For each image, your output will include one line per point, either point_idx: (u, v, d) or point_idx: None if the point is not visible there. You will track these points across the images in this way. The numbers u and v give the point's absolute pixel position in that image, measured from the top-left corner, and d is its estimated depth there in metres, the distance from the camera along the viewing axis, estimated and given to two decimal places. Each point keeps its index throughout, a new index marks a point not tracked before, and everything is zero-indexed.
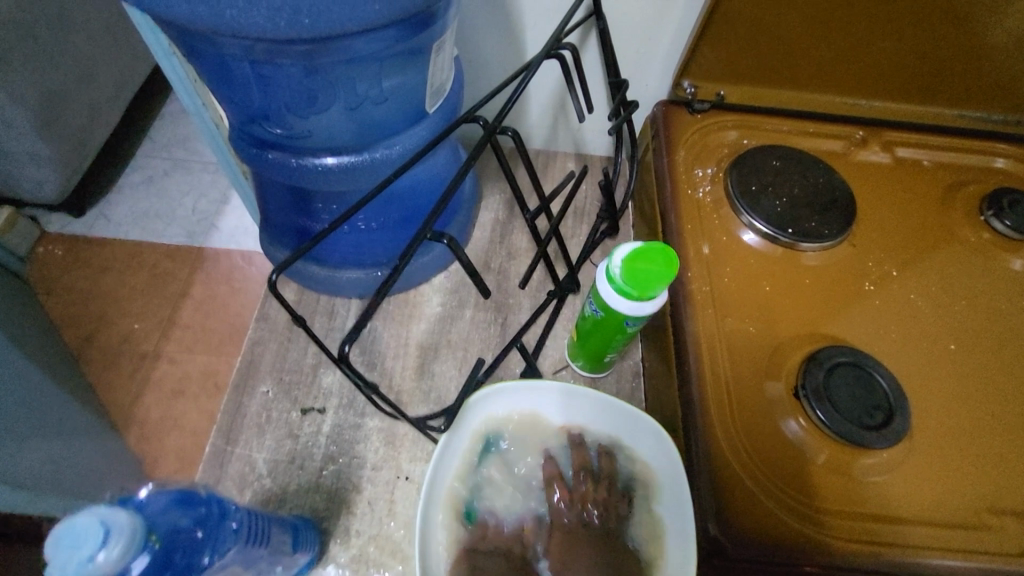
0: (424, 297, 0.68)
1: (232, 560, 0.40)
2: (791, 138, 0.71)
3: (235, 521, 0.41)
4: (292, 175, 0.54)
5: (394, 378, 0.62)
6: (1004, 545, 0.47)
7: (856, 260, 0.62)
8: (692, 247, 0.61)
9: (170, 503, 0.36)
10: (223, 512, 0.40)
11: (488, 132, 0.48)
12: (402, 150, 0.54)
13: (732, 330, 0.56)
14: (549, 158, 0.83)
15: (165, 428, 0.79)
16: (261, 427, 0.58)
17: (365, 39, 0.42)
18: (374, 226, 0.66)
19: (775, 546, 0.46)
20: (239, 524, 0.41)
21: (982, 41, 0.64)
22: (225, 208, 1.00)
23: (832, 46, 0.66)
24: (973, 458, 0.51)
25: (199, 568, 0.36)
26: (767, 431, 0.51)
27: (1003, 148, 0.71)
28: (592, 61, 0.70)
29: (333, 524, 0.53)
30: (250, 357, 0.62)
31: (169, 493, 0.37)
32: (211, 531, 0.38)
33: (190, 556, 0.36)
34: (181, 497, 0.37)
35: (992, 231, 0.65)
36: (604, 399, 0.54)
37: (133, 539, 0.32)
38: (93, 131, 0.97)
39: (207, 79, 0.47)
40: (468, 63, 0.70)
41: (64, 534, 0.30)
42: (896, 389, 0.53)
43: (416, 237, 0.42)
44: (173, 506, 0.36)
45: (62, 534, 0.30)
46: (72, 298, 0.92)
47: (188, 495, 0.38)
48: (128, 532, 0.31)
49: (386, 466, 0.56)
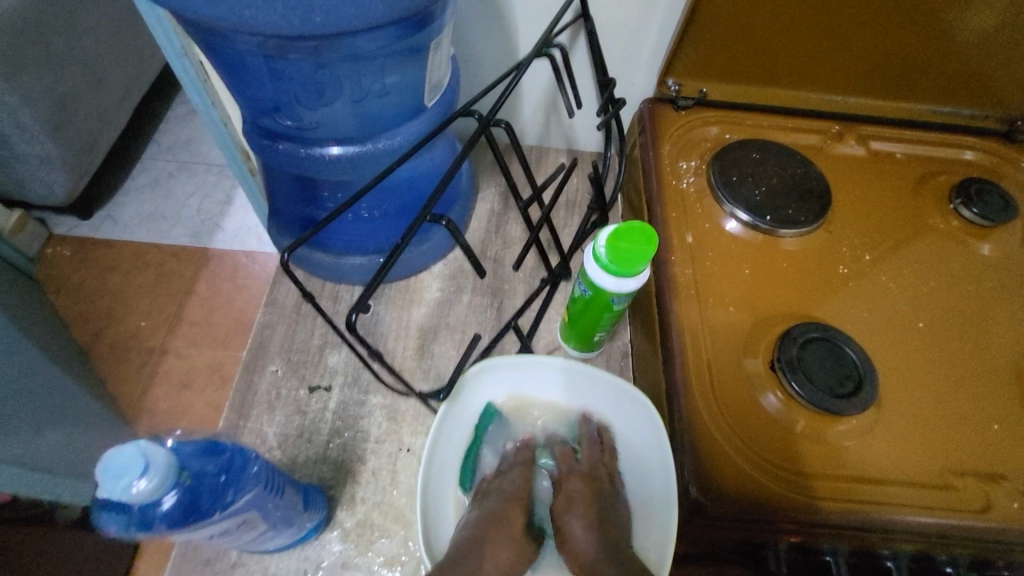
0: (425, 283, 0.72)
1: (252, 504, 0.44)
2: (771, 133, 0.75)
3: (255, 467, 0.44)
4: (300, 165, 0.58)
5: (396, 358, 0.66)
6: (966, 503, 0.51)
7: (831, 245, 0.66)
8: (676, 234, 0.65)
9: (195, 451, 0.40)
10: (244, 460, 0.43)
11: (482, 124, 0.52)
12: (402, 142, 0.58)
13: (713, 310, 0.60)
14: (542, 153, 0.87)
15: (174, 417, 0.83)
16: (271, 403, 0.61)
17: (369, 37, 0.46)
18: (376, 215, 0.70)
19: (753, 505, 0.49)
20: (259, 470, 0.45)
21: (947, 40, 0.68)
22: (229, 208, 1.04)
23: (807, 44, 0.70)
24: (937, 424, 0.55)
25: (223, 506, 0.40)
26: (746, 402, 0.54)
27: (970, 141, 0.76)
28: (580, 61, 0.74)
29: (339, 492, 0.57)
30: (259, 339, 0.66)
31: (195, 442, 0.41)
32: (233, 477, 0.42)
33: (214, 497, 0.40)
34: (208, 446, 0.41)
35: (961, 219, 0.69)
36: (598, 376, 0.58)
37: (167, 474, 0.36)
38: (101, 134, 1.00)
39: (223, 76, 0.51)
40: (463, 63, 0.74)
41: (109, 465, 0.34)
42: (865, 360, 0.57)
43: (417, 219, 0.46)
44: (200, 452, 0.40)
45: (106, 465, 0.34)
46: (82, 295, 0.95)
47: (214, 445, 0.42)
48: (163, 468, 0.35)
49: (389, 439, 0.60)
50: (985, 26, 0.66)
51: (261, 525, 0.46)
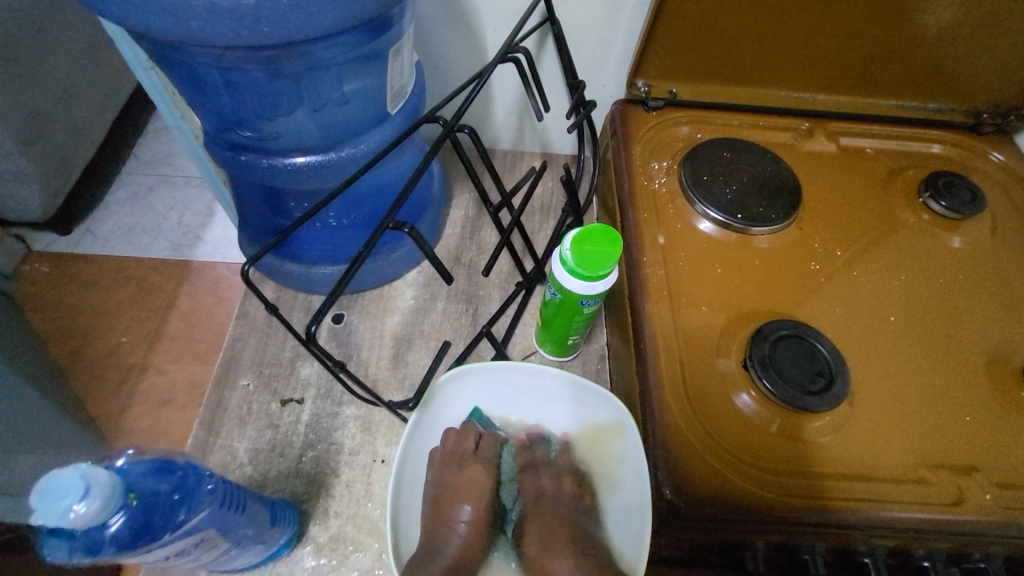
0: (398, 291, 0.71)
1: (206, 522, 0.43)
2: (742, 131, 0.75)
3: (209, 484, 0.43)
4: (264, 176, 0.57)
5: (369, 367, 0.65)
6: (939, 496, 0.51)
7: (803, 242, 0.66)
8: (648, 236, 0.64)
9: (148, 471, 0.39)
10: (198, 477, 0.43)
11: (446, 130, 0.52)
12: (366, 149, 0.58)
13: (685, 310, 0.60)
14: (516, 157, 0.87)
15: (153, 435, 0.81)
16: (242, 418, 0.61)
17: (325, 45, 0.47)
18: (345, 222, 0.69)
19: (727, 506, 0.49)
20: (214, 487, 0.44)
21: (909, 36, 0.69)
22: (210, 220, 1.03)
23: (775, 43, 0.71)
24: (908, 418, 0.55)
25: (175, 526, 0.40)
26: (719, 402, 0.54)
27: (939, 134, 0.76)
28: (550, 64, 0.74)
29: (313, 506, 0.56)
30: (231, 353, 0.65)
31: (147, 462, 0.40)
32: (186, 496, 0.41)
33: (167, 517, 0.39)
34: (160, 466, 0.40)
35: (930, 212, 0.69)
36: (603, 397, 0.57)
37: (111, 497, 0.35)
38: (76, 148, 0.99)
39: (181, 89, 0.50)
40: (433, 69, 0.74)
41: (49, 488, 0.33)
42: (837, 356, 0.57)
43: (379, 227, 0.46)
44: (150, 473, 0.39)
45: (46, 487, 0.34)
46: (59, 312, 0.93)
47: (167, 463, 0.41)
48: (106, 490, 0.35)
49: (363, 451, 0.59)
50: (946, 21, 0.67)
51: (224, 543, 0.45)
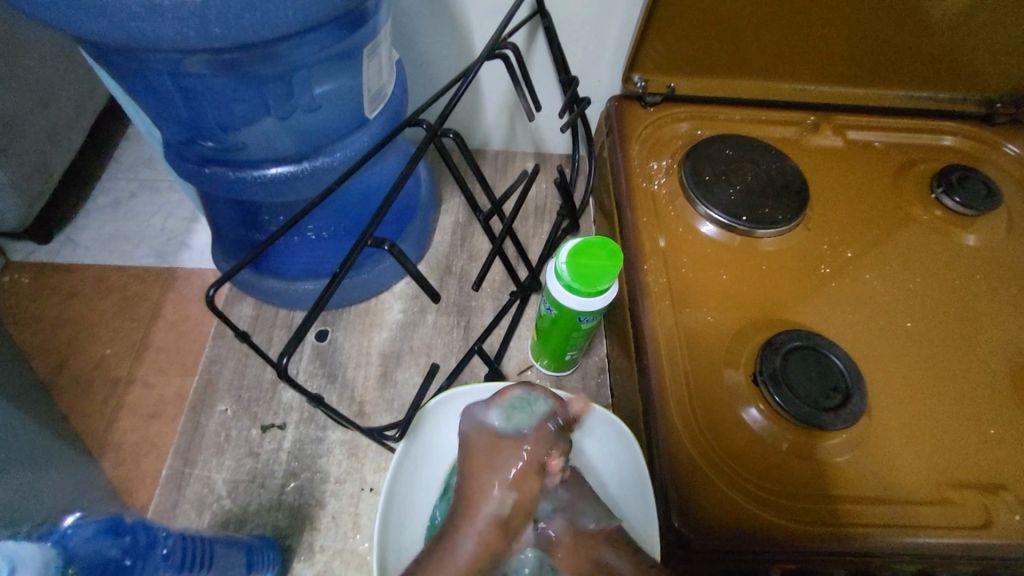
0: (386, 304, 0.67)
1: None
2: (744, 127, 0.71)
3: (164, 548, 0.44)
4: (234, 189, 0.52)
5: (357, 388, 0.62)
6: (964, 518, 0.48)
7: (811, 242, 0.63)
8: (648, 240, 0.61)
9: (97, 533, 0.41)
10: (150, 540, 0.43)
11: (429, 134, 0.48)
12: (343, 157, 0.54)
13: (690, 319, 0.56)
14: (508, 158, 0.83)
15: (141, 453, 0.76)
16: (220, 447, 0.58)
17: (291, 44, 0.43)
18: (325, 235, 0.67)
19: (738, 535, 0.46)
20: (169, 551, 0.44)
21: (918, 25, 0.66)
22: (194, 226, 0.98)
23: (778, 34, 0.67)
24: (928, 432, 0.52)
25: None
26: (729, 419, 0.51)
27: (952, 126, 0.73)
28: (540, 58, 0.70)
29: (296, 542, 0.53)
30: (208, 376, 0.62)
31: (94, 525, 0.41)
32: (136, 560, 0.42)
33: None
34: (107, 527, 0.41)
35: (943, 209, 0.66)
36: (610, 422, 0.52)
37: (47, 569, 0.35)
38: (53, 154, 0.93)
39: (137, 99, 0.46)
40: (419, 69, 0.70)
41: None
42: (852, 369, 0.53)
43: (356, 244, 0.42)
44: (98, 535, 0.40)
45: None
46: (40, 325, 0.88)
47: (115, 525, 0.42)
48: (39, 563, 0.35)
49: (349, 479, 0.56)
50: (956, 9, 0.64)
51: None
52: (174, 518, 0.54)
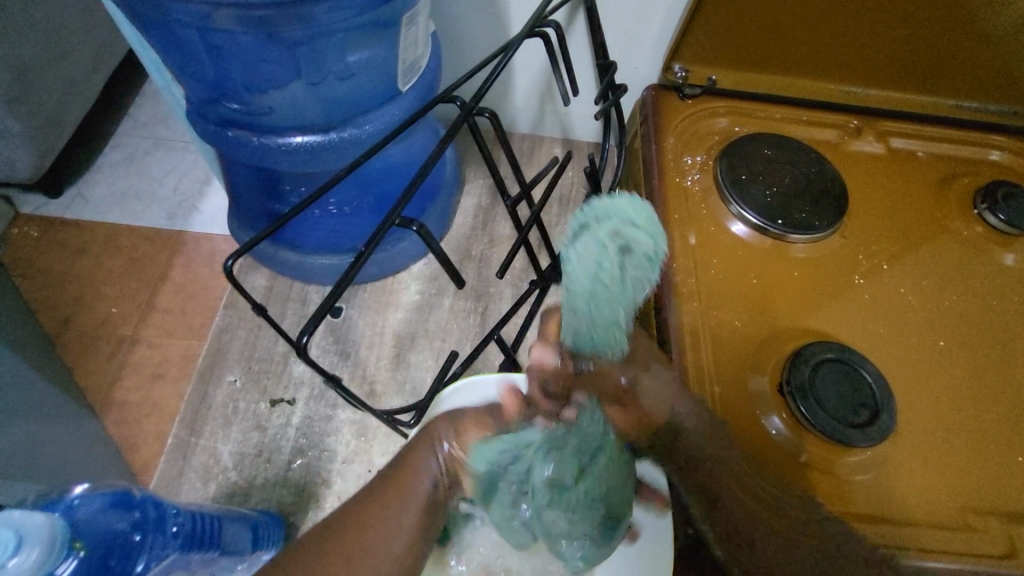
0: (403, 285, 0.66)
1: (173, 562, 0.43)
2: (786, 126, 0.68)
3: (174, 525, 0.43)
4: (257, 155, 0.51)
5: (369, 367, 0.61)
6: (985, 545, 0.47)
7: (846, 251, 0.61)
8: (678, 237, 0.59)
9: (105, 507, 0.40)
10: (160, 516, 0.43)
11: (464, 112, 0.45)
12: (372, 130, 0.52)
13: (717, 322, 0.54)
14: (536, 143, 0.81)
15: (144, 414, 0.76)
16: (227, 418, 0.58)
17: (326, 7, 0.41)
18: (346, 210, 0.65)
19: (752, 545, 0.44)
20: (180, 528, 0.44)
21: (977, 32, 0.62)
22: (207, 189, 0.95)
23: (826, 32, 0.64)
24: (955, 456, 0.50)
25: None
26: (750, 428, 0.49)
27: (1002, 139, 0.69)
28: (578, 41, 0.67)
29: (300, 519, 0.54)
30: (217, 346, 0.62)
31: (102, 497, 0.41)
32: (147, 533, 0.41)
33: (123, 562, 0.39)
34: (115, 501, 0.41)
35: (984, 225, 0.63)
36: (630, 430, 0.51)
37: (49, 546, 0.34)
38: (68, 106, 0.91)
39: (161, 53, 0.45)
40: (450, 43, 0.67)
41: None
42: (884, 386, 0.52)
43: (384, 222, 0.40)
44: (106, 509, 0.40)
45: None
46: (48, 278, 0.87)
47: (124, 498, 0.41)
48: (42, 541, 0.34)
49: (356, 460, 0.57)
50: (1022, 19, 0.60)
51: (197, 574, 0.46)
52: (179, 486, 0.55)
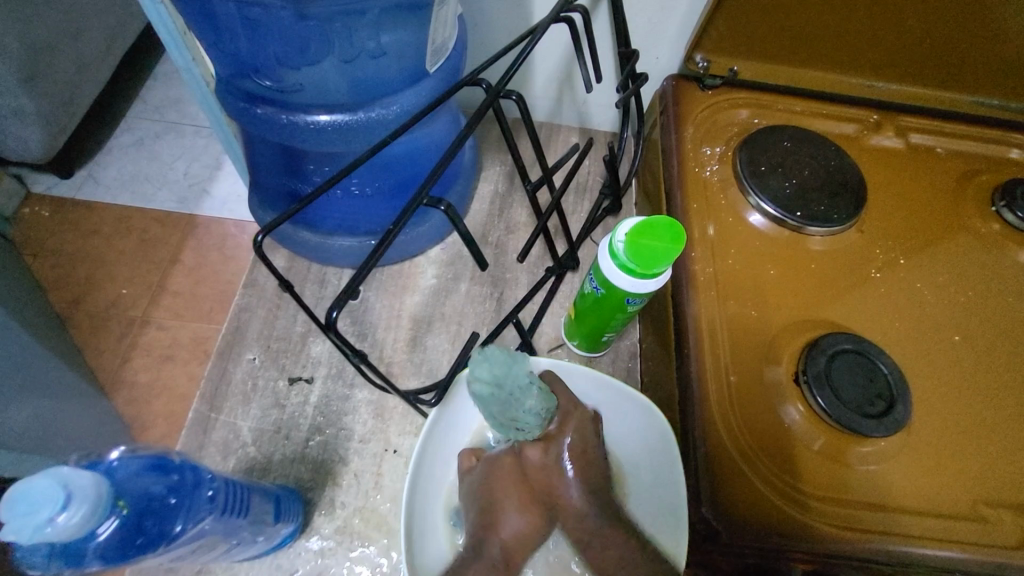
0: (420, 269, 0.66)
1: (206, 525, 0.43)
2: (805, 119, 0.69)
3: (209, 490, 0.44)
4: (284, 133, 0.51)
5: (385, 349, 0.62)
6: (995, 537, 0.47)
7: (864, 245, 0.61)
8: (698, 227, 0.59)
9: (142, 468, 0.40)
10: (196, 481, 0.43)
11: (490, 95, 0.45)
12: (399, 111, 0.52)
13: (734, 312, 0.54)
14: (553, 131, 0.81)
15: (154, 394, 0.76)
16: (246, 395, 0.59)
17: None
18: (368, 191, 0.65)
19: (765, 529, 0.45)
20: (213, 493, 0.44)
21: (1003, 29, 0.61)
22: (218, 173, 0.95)
23: (850, 25, 0.63)
24: (967, 449, 0.51)
25: (170, 536, 0.40)
26: (766, 416, 0.50)
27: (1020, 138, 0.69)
28: (601, 29, 0.67)
29: (318, 495, 0.55)
30: (236, 324, 0.63)
31: (142, 458, 0.40)
32: (183, 498, 0.41)
33: (162, 523, 0.39)
34: (154, 463, 0.41)
35: (1002, 223, 0.63)
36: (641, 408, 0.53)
37: (96, 504, 0.35)
38: (80, 87, 0.91)
39: (194, 28, 0.45)
40: (472, 28, 0.67)
41: (23, 498, 0.33)
42: (898, 377, 0.52)
43: (412, 202, 0.40)
44: (146, 470, 0.40)
45: (17, 497, 0.33)
46: (60, 257, 0.87)
47: (162, 461, 0.41)
48: (88, 499, 0.34)
49: (374, 439, 0.58)
50: None
51: (223, 541, 0.46)
52: (199, 459, 0.56)
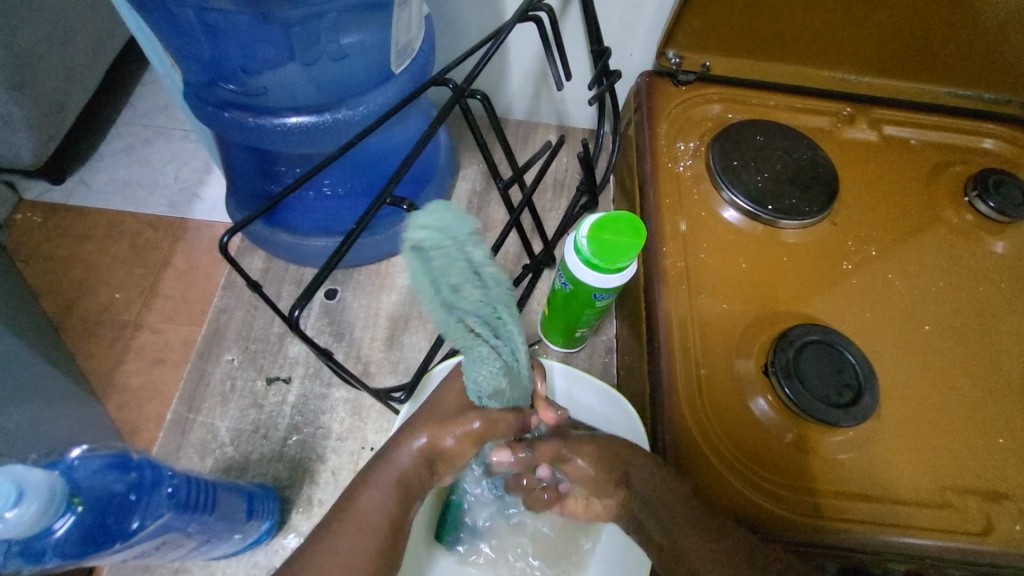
0: (397, 268, 0.67)
1: (170, 523, 0.44)
2: (778, 113, 0.69)
3: (170, 487, 0.45)
4: (252, 136, 0.52)
5: (363, 348, 0.62)
6: (963, 523, 0.48)
7: (837, 237, 0.61)
8: (669, 223, 0.59)
9: (102, 467, 0.41)
10: (157, 478, 0.44)
11: (455, 95, 0.46)
12: (364, 114, 0.52)
13: (706, 306, 0.55)
14: (530, 129, 0.81)
15: (146, 397, 0.77)
16: (224, 395, 0.60)
17: None
18: (340, 192, 0.67)
19: (733, 519, 0.45)
20: (175, 490, 0.45)
21: (974, 20, 0.61)
22: (209, 177, 0.96)
23: (820, 18, 0.64)
24: (937, 436, 0.51)
25: (129, 532, 0.41)
26: (735, 408, 0.50)
27: (994, 128, 0.70)
28: (573, 27, 0.68)
29: (295, 493, 0.56)
30: (216, 325, 0.64)
31: (102, 457, 0.42)
32: (143, 495, 0.43)
33: (121, 519, 0.41)
34: (114, 462, 0.42)
35: (975, 213, 0.64)
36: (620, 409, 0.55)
37: (49, 498, 0.36)
38: (68, 94, 0.91)
39: (158, 33, 0.46)
40: (446, 28, 0.68)
41: None
42: (866, 367, 0.52)
43: (375, 202, 0.41)
44: (106, 469, 0.41)
45: None
46: (53, 264, 0.88)
47: (122, 460, 0.42)
48: (38, 494, 0.36)
49: (351, 437, 0.58)
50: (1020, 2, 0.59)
51: (193, 541, 0.47)
52: (177, 460, 0.57)
